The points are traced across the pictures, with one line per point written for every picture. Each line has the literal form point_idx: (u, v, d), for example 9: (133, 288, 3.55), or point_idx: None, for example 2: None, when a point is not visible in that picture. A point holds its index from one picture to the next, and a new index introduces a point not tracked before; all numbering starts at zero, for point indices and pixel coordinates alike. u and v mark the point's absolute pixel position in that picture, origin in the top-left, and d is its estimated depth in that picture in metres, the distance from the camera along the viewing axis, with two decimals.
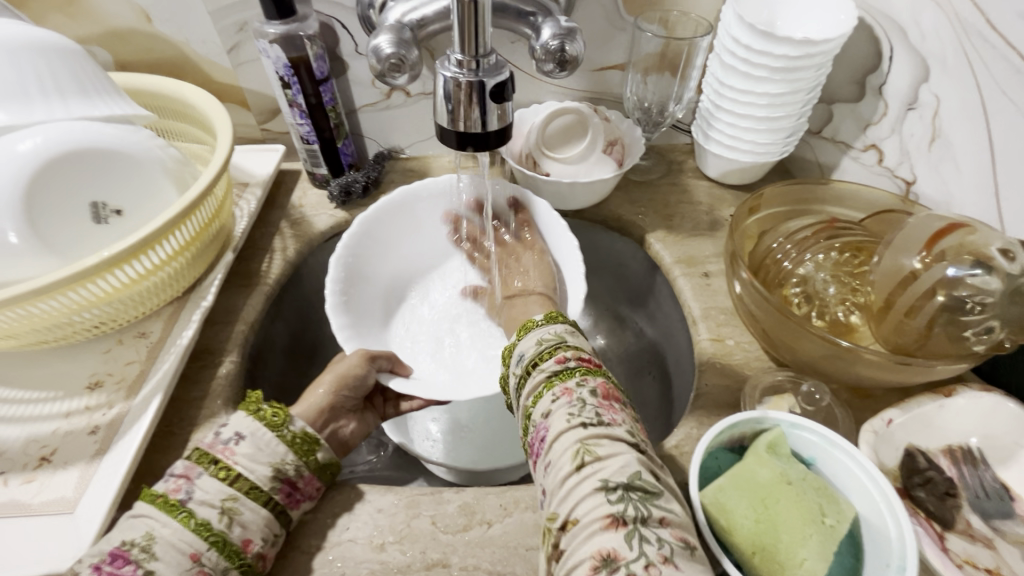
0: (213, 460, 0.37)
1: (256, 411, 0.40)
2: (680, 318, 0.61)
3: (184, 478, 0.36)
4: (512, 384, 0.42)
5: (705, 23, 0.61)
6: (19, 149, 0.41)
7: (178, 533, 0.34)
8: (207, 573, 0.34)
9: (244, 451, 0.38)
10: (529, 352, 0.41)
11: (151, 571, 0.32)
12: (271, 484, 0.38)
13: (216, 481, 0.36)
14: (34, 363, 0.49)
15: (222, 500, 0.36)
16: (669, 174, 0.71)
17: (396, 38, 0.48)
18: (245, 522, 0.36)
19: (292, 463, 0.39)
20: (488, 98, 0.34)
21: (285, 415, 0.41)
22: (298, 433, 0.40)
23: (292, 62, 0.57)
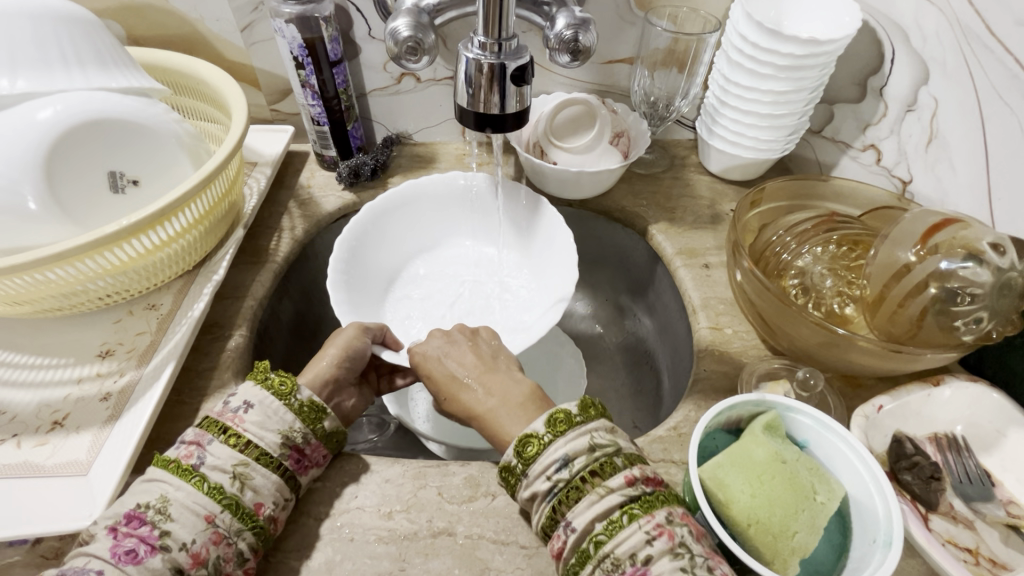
0: (221, 428, 0.38)
1: (264, 379, 0.41)
2: (679, 308, 0.63)
3: (195, 444, 0.37)
4: (548, 494, 0.36)
5: (714, 20, 0.62)
6: (38, 116, 0.42)
7: (191, 496, 0.35)
8: (222, 534, 0.34)
9: (254, 419, 0.39)
10: (580, 457, 0.37)
11: (167, 531, 0.33)
12: (281, 450, 0.39)
13: (227, 448, 0.37)
14: (46, 331, 0.50)
15: (233, 465, 0.37)
16: (672, 168, 0.73)
17: (413, 22, 0.49)
18: (257, 487, 0.37)
19: (300, 431, 0.40)
20: (508, 81, 0.35)
21: (292, 385, 0.41)
22: (306, 402, 0.41)
23: (306, 43, 0.58)
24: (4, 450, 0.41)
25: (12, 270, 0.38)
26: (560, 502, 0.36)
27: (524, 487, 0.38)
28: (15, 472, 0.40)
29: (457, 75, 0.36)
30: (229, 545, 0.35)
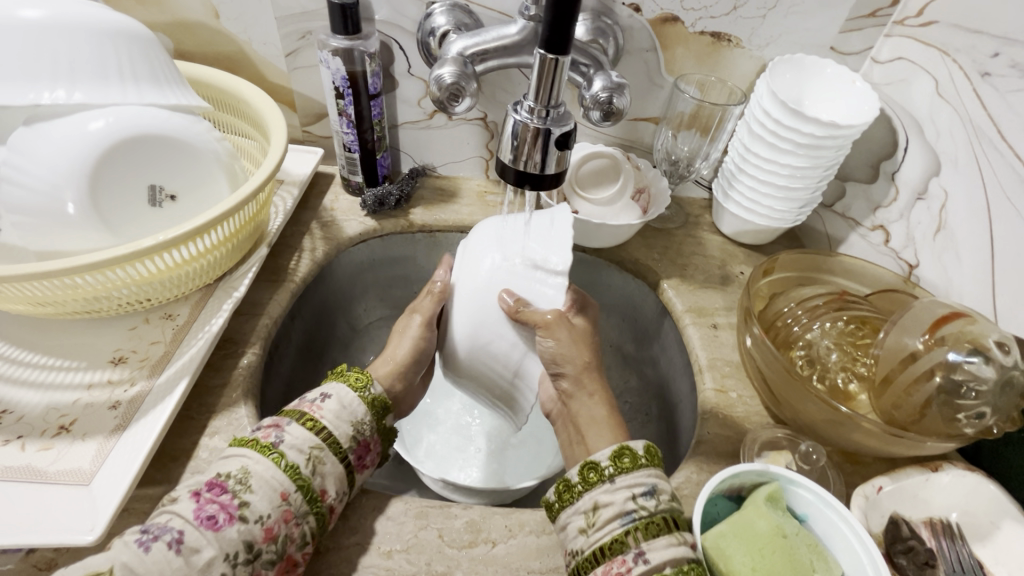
0: (299, 414, 0.42)
1: (342, 375, 0.48)
2: (683, 364, 0.64)
3: (273, 426, 0.41)
4: (626, 515, 0.38)
5: (739, 93, 0.65)
6: (89, 127, 0.43)
7: (271, 472, 0.38)
8: (292, 514, 0.37)
9: (331, 407, 0.44)
10: (665, 496, 0.39)
11: (246, 502, 0.36)
12: (349, 442, 0.43)
13: (304, 430, 0.41)
14: (61, 334, 0.50)
15: (309, 448, 0.40)
16: (686, 225, 0.75)
17: (458, 71, 0.51)
18: (325, 473, 0.40)
19: (367, 425, 0.45)
20: (552, 144, 0.37)
21: (367, 380, 0.48)
22: (376, 398, 0.47)
23: (349, 75, 0.60)
24: (7, 452, 0.41)
25: (46, 275, 0.39)
26: (638, 528, 0.37)
27: (588, 504, 0.39)
28: (15, 476, 0.40)
29: (504, 132, 0.38)
30: (297, 524, 0.38)
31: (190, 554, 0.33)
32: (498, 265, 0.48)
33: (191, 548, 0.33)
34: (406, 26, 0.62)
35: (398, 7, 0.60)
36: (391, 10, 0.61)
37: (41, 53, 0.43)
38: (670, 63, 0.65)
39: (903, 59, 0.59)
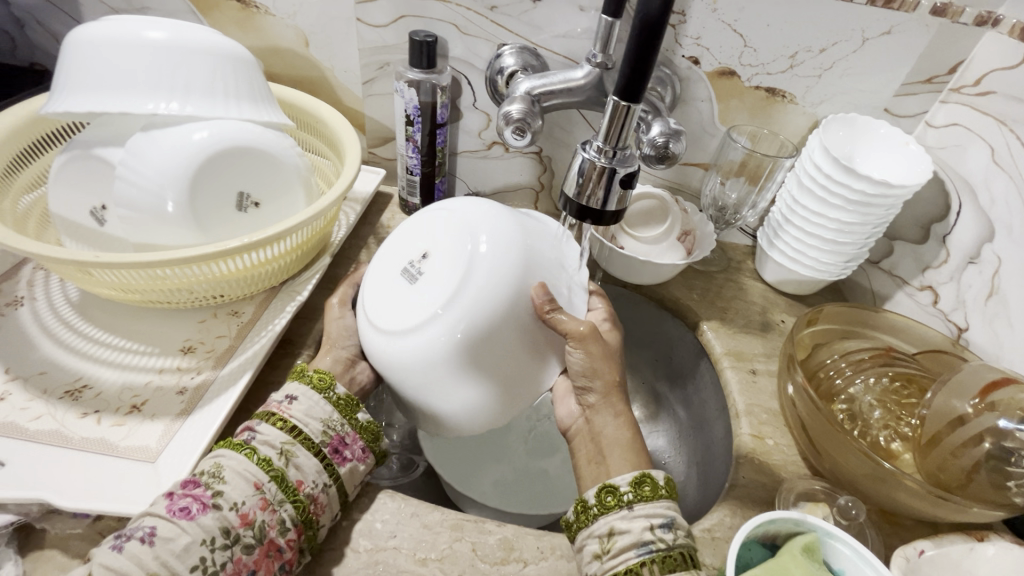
0: (269, 415, 0.44)
1: (303, 377, 0.48)
2: (718, 407, 0.64)
3: (245, 427, 0.43)
4: (643, 545, 0.39)
5: (790, 146, 0.67)
6: (193, 137, 0.47)
7: (245, 464, 0.40)
8: (267, 501, 0.39)
9: (299, 408, 0.45)
10: (681, 530, 0.40)
11: (219, 491, 0.38)
12: (322, 438, 0.44)
13: (274, 429, 0.43)
14: (138, 321, 0.54)
15: (281, 443, 0.42)
16: (728, 270, 0.76)
17: (525, 108, 0.55)
18: (300, 464, 0.42)
19: (339, 421, 0.46)
20: (616, 182, 0.39)
21: (330, 380, 0.48)
22: (342, 397, 0.47)
23: (421, 105, 0.65)
24: (85, 424, 0.45)
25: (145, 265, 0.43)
26: (653, 560, 0.38)
27: (603, 527, 0.41)
28: (90, 447, 0.43)
29: (572, 167, 0.40)
30: (274, 510, 0.39)
31: (163, 542, 0.35)
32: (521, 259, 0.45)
33: (163, 536, 0.35)
34: (476, 64, 0.66)
35: (471, 46, 0.65)
36: (465, 49, 0.65)
37: (161, 70, 0.48)
38: (724, 113, 0.67)
39: (958, 125, 0.60)
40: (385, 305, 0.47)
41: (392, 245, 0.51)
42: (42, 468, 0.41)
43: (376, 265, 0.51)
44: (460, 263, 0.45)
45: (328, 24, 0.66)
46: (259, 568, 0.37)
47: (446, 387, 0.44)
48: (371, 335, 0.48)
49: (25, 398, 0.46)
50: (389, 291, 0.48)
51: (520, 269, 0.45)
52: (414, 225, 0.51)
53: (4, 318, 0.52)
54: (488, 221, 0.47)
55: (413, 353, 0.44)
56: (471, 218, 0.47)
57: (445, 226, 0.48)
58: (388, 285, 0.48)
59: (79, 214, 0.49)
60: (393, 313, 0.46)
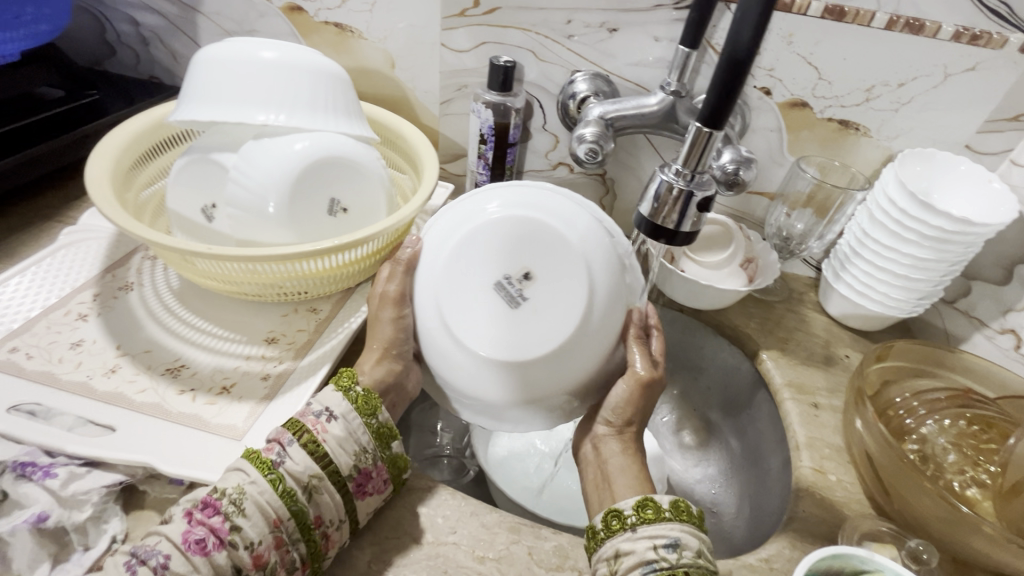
0: (303, 431, 0.42)
1: (348, 392, 0.45)
2: (776, 439, 0.63)
3: (276, 442, 0.41)
4: (647, 564, 0.38)
5: (862, 179, 0.67)
6: (295, 146, 0.52)
7: (268, 497, 0.38)
8: (282, 540, 0.38)
9: (333, 434, 0.42)
10: (689, 552, 0.38)
11: (236, 526, 0.37)
12: (350, 472, 0.42)
13: (304, 454, 0.40)
14: (229, 310, 0.59)
15: (308, 476, 0.40)
16: (790, 300, 0.74)
17: (599, 131, 0.57)
18: (321, 502, 0.40)
19: (370, 454, 0.44)
20: (691, 206, 0.40)
21: (375, 406, 0.45)
22: (383, 426, 0.45)
23: (495, 125, 0.68)
24: (182, 399, 0.49)
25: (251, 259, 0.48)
26: None
27: (607, 550, 0.40)
28: (185, 420, 0.47)
29: (650, 187, 0.42)
30: (285, 551, 0.38)
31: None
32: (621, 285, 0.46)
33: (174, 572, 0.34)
34: (550, 88, 0.70)
35: (546, 72, 0.68)
36: (540, 74, 0.69)
37: (272, 85, 0.53)
38: (793, 143, 0.67)
39: None
40: (465, 314, 0.43)
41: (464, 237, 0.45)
42: (145, 435, 0.45)
43: (437, 256, 0.46)
44: (570, 292, 0.43)
45: (414, 48, 0.71)
46: None
47: (530, 406, 0.45)
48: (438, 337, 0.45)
49: (132, 372, 0.51)
50: (467, 297, 0.44)
51: (622, 296, 0.46)
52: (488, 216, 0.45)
53: (117, 300, 0.58)
54: (595, 246, 0.44)
55: (509, 375, 0.43)
56: (579, 239, 0.44)
57: (543, 237, 0.44)
58: (465, 290, 0.44)
59: (191, 210, 0.54)
60: (480, 329, 0.43)
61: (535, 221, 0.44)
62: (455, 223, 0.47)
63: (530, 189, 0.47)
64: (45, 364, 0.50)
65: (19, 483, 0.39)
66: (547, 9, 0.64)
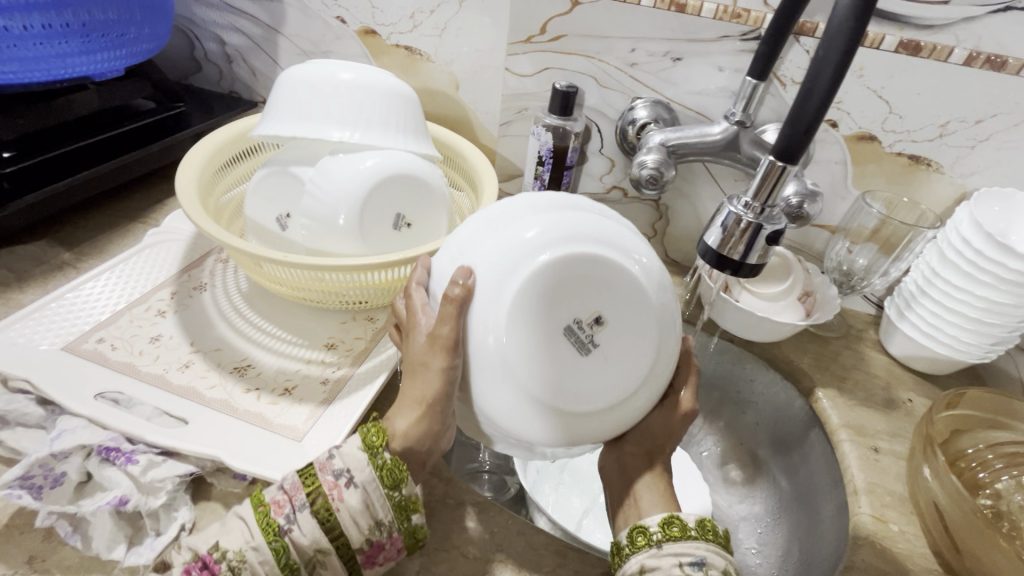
0: (320, 496, 0.38)
1: (376, 458, 0.39)
2: (830, 481, 0.60)
3: (288, 500, 0.38)
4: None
5: (932, 217, 0.64)
6: (366, 163, 0.54)
7: (268, 568, 0.36)
8: None
9: (349, 505, 0.38)
10: (715, 570, 0.38)
11: None
12: (361, 545, 0.39)
13: (314, 526, 0.37)
14: (293, 315, 0.62)
15: (314, 551, 0.37)
16: (847, 337, 0.72)
17: (660, 158, 0.57)
18: (325, 573, 0.38)
19: (386, 527, 0.39)
20: (760, 239, 0.40)
21: (401, 478, 0.39)
22: (407, 500, 0.40)
23: (554, 148, 0.70)
24: (248, 398, 0.51)
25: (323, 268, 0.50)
26: None
27: (632, 567, 0.40)
28: (251, 418, 0.50)
29: (717, 220, 0.42)
30: None
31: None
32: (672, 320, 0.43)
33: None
34: (609, 114, 0.71)
35: (607, 98, 0.70)
36: (601, 99, 0.70)
37: (349, 105, 0.56)
38: (858, 177, 0.66)
39: None
40: (528, 372, 0.37)
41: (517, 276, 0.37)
42: (214, 430, 0.47)
43: (489, 298, 0.37)
44: (642, 339, 0.39)
45: (479, 72, 0.73)
46: None
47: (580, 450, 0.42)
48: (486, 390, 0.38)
49: (204, 368, 0.54)
50: (532, 348, 0.37)
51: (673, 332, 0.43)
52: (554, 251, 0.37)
53: (192, 299, 0.61)
54: (658, 278, 0.40)
55: (573, 428, 0.39)
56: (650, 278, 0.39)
57: (609, 277, 0.38)
58: (531, 343, 0.37)
59: (266, 218, 0.58)
60: (546, 384, 0.37)
61: (600, 260, 0.38)
62: (497, 255, 0.38)
63: (573, 213, 0.40)
64: (127, 355, 0.54)
65: (106, 467, 0.42)
66: (613, 38, 0.65)
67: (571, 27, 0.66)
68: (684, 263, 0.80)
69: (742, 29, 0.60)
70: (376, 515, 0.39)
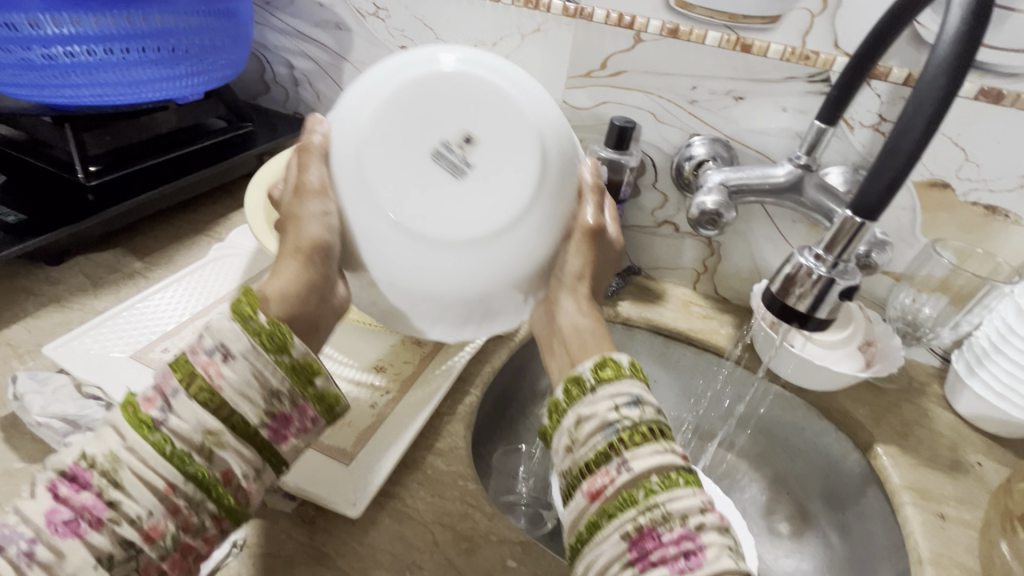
0: (191, 377, 0.36)
1: (249, 326, 0.38)
2: (889, 545, 0.57)
3: (159, 393, 0.36)
4: (609, 427, 0.39)
5: (1008, 269, 0.61)
6: None
7: (151, 464, 0.33)
8: (180, 507, 0.34)
9: (233, 381, 0.36)
10: (649, 408, 0.40)
11: (114, 502, 0.32)
12: (262, 419, 0.37)
13: (196, 410, 0.35)
14: (344, 334, 0.63)
15: (203, 434, 0.35)
16: (909, 390, 0.68)
17: (721, 200, 0.56)
18: (228, 454, 0.36)
19: (287, 395, 0.38)
20: (830, 293, 0.39)
21: (285, 337, 0.38)
22: (300, 360, 0.39)
23: (609, 182, 0.69)
24: None
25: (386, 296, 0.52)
26: (623, 441, 0.38)
27: (572, 425, 0.41)
28: None
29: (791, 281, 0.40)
30: (190, 515, 0.34)
31: (42, 568, 0.30)
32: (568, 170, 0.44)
33: (43, 561, 0.30)
34: (665, 149, 0.70)
35: (664, 133, 0.69)
36: (658, 135, 0.70)
37: None
38: (929, 224, 0.63)
39: None
40: (386, 192, 0.40)
41: (410, 131, 0.40)
42: None
43: (353, 116, 0.41)
44: (510, 174, 0.41)
45: None
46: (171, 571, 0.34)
47: (451, 305, 0.42)
48: (396, 254, 0.41)
49: None
50: (401, 170, 0.40)
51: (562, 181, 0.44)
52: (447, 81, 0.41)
53: None
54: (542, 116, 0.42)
55: (434, 263, 0.40)
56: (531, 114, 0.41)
57: (493, 104, 0.41)
58: (411, 169, 0.40)
59: None
60: (402, 204, 0.40)
61: (480, 87, 0.41)
62: (381, 116, 0.40)
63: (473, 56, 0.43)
64: None
65: None
66: (675, 76, 0.65)
67: (633, 63, 0.66)
68: (734, 301, 0.78)
69: (810, 70, 0.59)
70: (268, 382, 0.37)
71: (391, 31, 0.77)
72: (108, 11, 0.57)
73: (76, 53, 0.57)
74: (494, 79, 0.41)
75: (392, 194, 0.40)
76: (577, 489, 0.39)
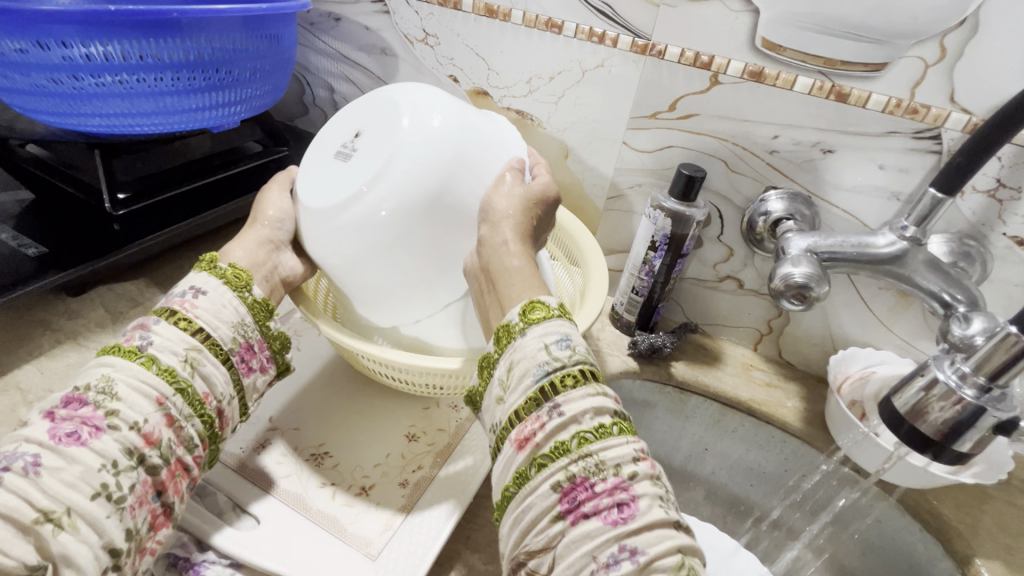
0: (169, 312, 0.45)
1: (216, 271, 0.49)
2: None
3: (140, 327, 0.43)
4: (540, 369, 0.40)
5: None
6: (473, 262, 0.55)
7: (143, 378, 0.41)
8: (172, 418, 0.41)
9: (206, 307, 0.46)
10: (580, 347, 0.41)
11: (113, 412, 0.39)
12: (232, 346, 0.46)
13: (177, 331, 0.43)
14: (376, 395, 0.59)
15: (186, 350, 0.43)
16: (1010, 489, 0.59)
17: (811, 272, 0.49)
18: (205, 371, 0.44)
19: (251, 327, 0.48)
20: (976, 420, 0.43)
21: (246, 280, 0.49)
22: (257, 300, 0.49)
23: (671, 235, 0.63)
24: (323, 495, 0.48)
25: (405, 363, 0.47)
26: (554, 385, 0.39)
27: (501, 370, 0.42)
28: (325, 522, 0.46)
29: (928, 400, 0.44)
30: (179, 426, 0.42)
31: (50, 471, 0.35)
32: (470, 160, 0.49)
33: (51, 466, 0.36)
34: (735, 200, 0.63)
35: (735, 183, 0.62)
36: (728, 185, 0.63)
37: None
38: None
39: None
40: (326, 187, 0.50)
41: (331, 144, 0.53)
42: (285, 536, 0.44)
43: (321, 140, 0.55)
44: (382, 149, 0.48)
45: (593, 143, 0.68)
46: (167, 487, 0.40)
47: (356, 269, 0.50)
48: (339, 230, 0.49)
49: (281, 451, 0.51)
50: (322, 168, 0.52)
51: (465, 167, 0.48)
52: (363, 101, 0.54)
53: None
54: (435, 109, 0.49)
55: (341, 234, 0.49)
56: (409, 103, 0.50)
57: (376, 105, 0.52)
58: (321, 164, 0.53)
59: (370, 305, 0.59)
60: (330, 193, 0.50)
61: (376, 98, 0.53)
62: (323, 137, 0.55)
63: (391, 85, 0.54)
64: None
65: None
66: (753, 122, 0.58)
67: (706, 106, 0.59)
68: (800, 367, 0.70)
69: (917, 126, 0.52)
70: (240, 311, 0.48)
71: (440, 59, 0.72)
72: (146, 39, 0.53)
73: (110, 83, 0.54)
74: (407, 94, 0.51)
75: (325, 185, 0.51)
76: (506, 441, 0.39)
